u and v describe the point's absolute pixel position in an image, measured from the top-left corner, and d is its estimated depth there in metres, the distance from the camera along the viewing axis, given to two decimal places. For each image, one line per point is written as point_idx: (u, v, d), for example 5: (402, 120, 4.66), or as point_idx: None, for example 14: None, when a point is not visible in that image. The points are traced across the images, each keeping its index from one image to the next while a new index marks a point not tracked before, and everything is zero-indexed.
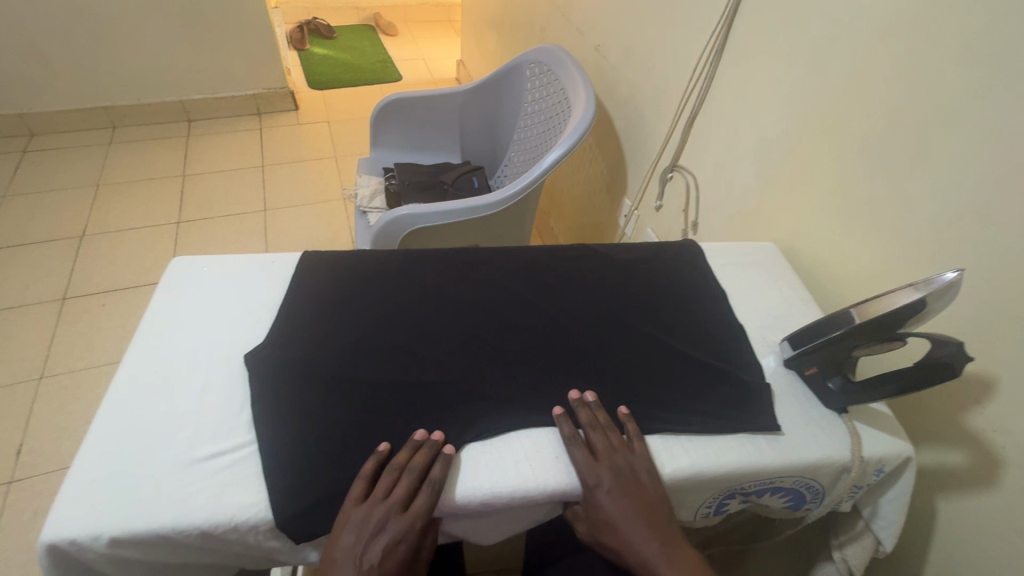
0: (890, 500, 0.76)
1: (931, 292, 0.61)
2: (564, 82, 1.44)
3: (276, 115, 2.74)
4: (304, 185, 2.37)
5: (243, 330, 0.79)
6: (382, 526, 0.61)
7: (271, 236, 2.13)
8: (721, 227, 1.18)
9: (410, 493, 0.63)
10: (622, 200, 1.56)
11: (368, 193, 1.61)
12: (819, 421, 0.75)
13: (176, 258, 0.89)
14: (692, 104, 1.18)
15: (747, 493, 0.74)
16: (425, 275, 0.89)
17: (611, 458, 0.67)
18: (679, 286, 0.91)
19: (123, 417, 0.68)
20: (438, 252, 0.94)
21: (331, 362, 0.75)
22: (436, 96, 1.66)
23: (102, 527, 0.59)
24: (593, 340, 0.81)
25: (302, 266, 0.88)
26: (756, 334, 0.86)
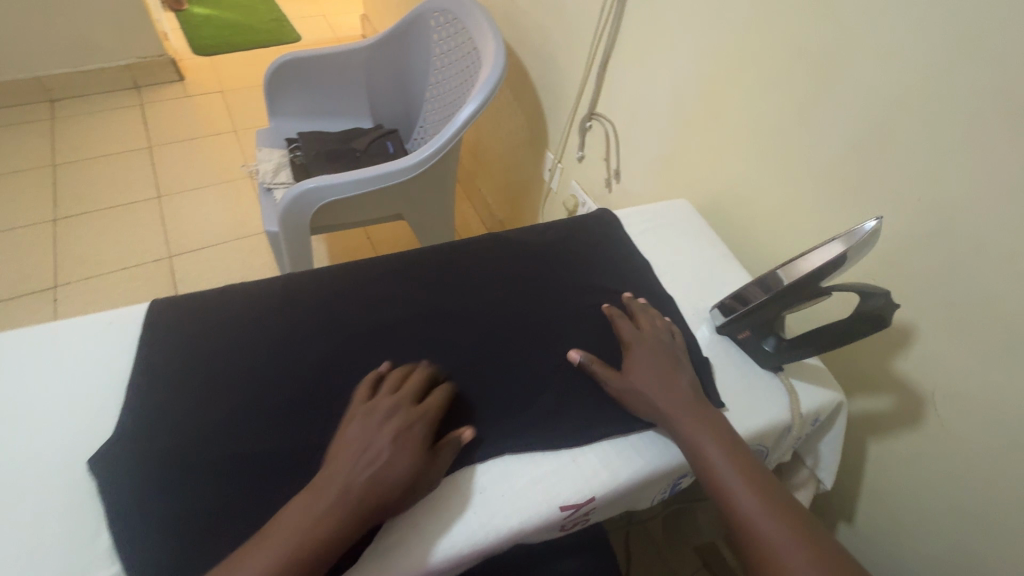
0: (828, 442, 0.75)
1: (852, 246, 0.57)
2: (472, 31, 1.35)
3: (158, 88, 2.43)
4: (202, 165, 2.14)
5: (85, 423, 0.59)
6: (394, 420, 0.58)
7: (171, 225, 1.92)
8: (642, 173, 1.16)
9: (437, 414, 0.61)
10: (545, 153, 1.51)
11: (272, 167, 1.45)
12: (759, 390, 0.70)
13: None
14: (604, 47, 1.14)
15: None
16: (314, 301, 0.73)
17: (638, 354, 0.69)
18: (603, 265, 0.83)
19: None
20: (317, 271, 0.78)
21: (203, 429, 0.60)
22: (335, 54, 1.51)
23: None
24: (526, 345, 0.72)
25: (151, 315, 0.69)
26: (686, 304, 0.80)
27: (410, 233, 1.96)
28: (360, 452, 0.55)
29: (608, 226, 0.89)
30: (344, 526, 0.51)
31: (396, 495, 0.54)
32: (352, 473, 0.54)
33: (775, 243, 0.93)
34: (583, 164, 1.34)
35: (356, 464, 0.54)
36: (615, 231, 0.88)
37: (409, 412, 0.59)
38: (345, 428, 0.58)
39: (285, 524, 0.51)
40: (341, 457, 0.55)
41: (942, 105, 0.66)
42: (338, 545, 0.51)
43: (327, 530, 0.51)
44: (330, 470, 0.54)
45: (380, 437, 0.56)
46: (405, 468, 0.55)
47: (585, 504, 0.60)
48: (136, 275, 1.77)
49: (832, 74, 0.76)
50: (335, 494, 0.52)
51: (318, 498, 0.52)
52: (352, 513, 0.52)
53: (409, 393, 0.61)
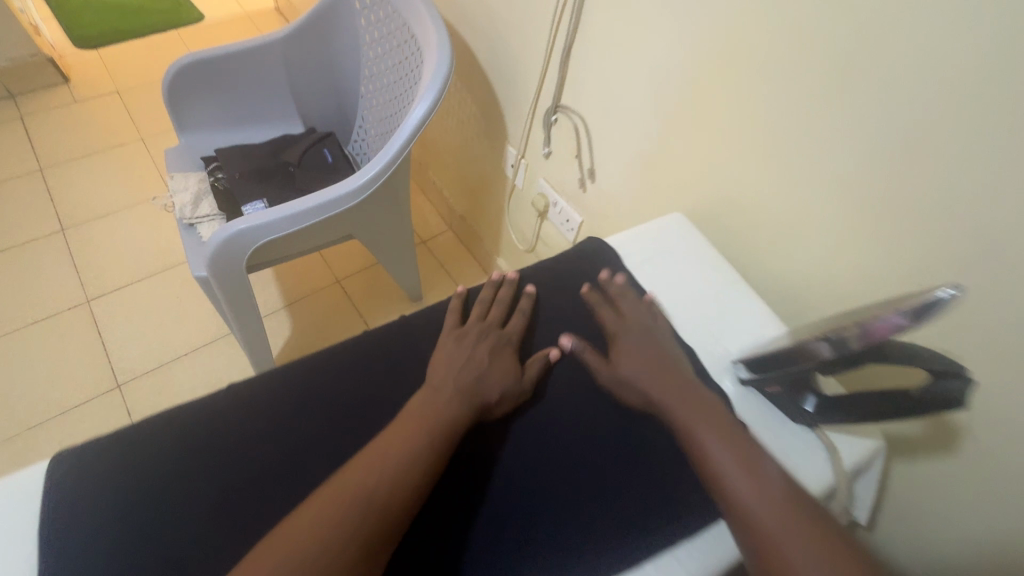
0: (863, 484, 0.68)
1: (915, 321, 0.46)
2: (407, 16, 1.15)
3: (38, 94, 2.07)
4: (110, 184, 1.86)
5: None
6: (487, 338, 0.74)
7: (84, 262, 1.67)
8: (620, 174, 1.03)
9: (520, 336, 0.75)
10: (505, 148, 1.36)
11: (190, 197, 1.23)
12: (800, 454, 0.62)
13: None
14: (564, 32, 0.98)
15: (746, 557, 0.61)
16: (286, 415, 0.68)
17: (628, 342, 0.72)
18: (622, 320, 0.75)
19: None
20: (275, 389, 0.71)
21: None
22: (246, 50, 1.28)
23: None
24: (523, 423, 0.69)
25: (71, 484, 0.60)
26: (704, 352, 0.71)
27: (363, 250, 1.78)
28: (461, 363, 0.71)
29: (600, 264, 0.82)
30: (453, 412, 0.65)
31: (498, 393, 0.68)
32: (456, 377, 0.69)
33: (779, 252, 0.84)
34: (551, 161, 1.19)
35: (461, 369, 0.70)
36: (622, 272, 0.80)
37: (490, 328, 0.75)
38: (444, 351, 0.73)
39: (401, 424, 0.64)
40: (448, 370, 0.70)
41: (989, 107, 0.55)
42: (447, 435, 0.63)
43: (441, 417, 0.64)
44: (438, 379, 0.69)
45: (477, 351, 0.72)
46: (504, 374, 0.70)
47: None
48: (49, 328, 1.53)
49: (846, 73, 0.65)
50: (447, 394, 0.67)
51: (435, 396, 0.67)
52: (458, 410, 0.66)
53: (494, 319, 0.77)
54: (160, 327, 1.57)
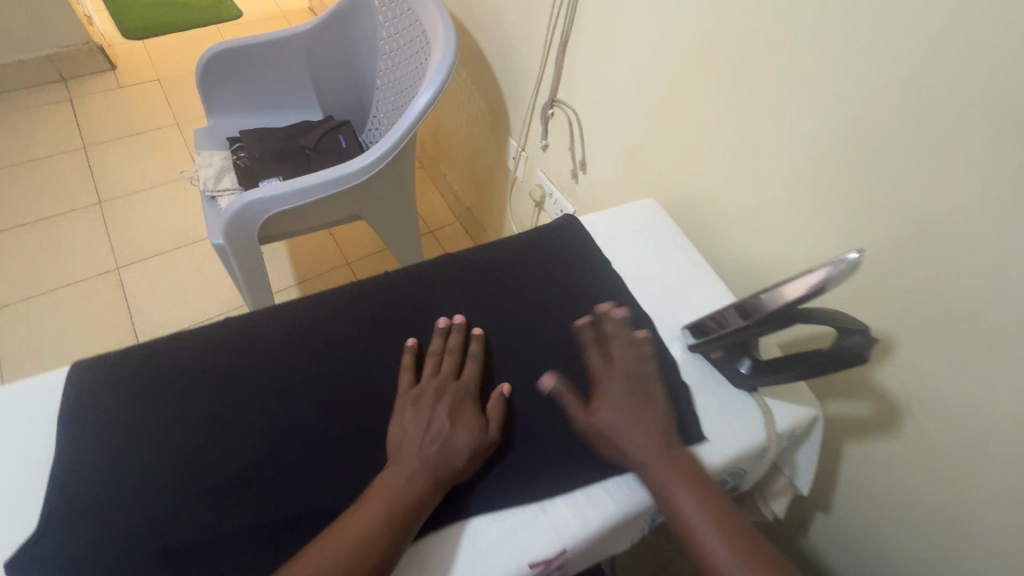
0: (804, 452, 0.73)
1: (828, 281, 0.52)
2: (420, 12, 1.23)
3: (87, 79, 2.23)
4: (144, 164, 1.99)
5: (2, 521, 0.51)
6: (441, 396, 0.62)
7: (116, 234, 1.80)
8: (609, 165, 1.10)
9: (477, 381, 0.65)
10: (508, 140, 1.43)
11: (214, 173, 1.34)
12: (733, 412, 0.66)
13: None
14: (561, 30, 1.05)
15: None
16: (259, 332, 0.66)
17: (613, 387, 0.64)
18: (583, 280, 0.77)
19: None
20: (171, 364, 0.62)
21: (149, 523, 0.52)
22: (276, 41, 1.39)
23: None
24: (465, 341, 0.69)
25: (66, 391, 0.58)
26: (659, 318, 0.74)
27: (371, 231, 1.89)
28: (420, 429, 0.59)
29: (576, 238, 0.82)
30: (428, 494, 0.55)
31: (468, 453, 0.58)
32: (420, 448, 0.57)
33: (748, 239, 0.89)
34: (548, 153, 1.26)
35: (421, 439, 0.58)
36: (580, 238, 0.82)
37: (453, 380, 0.64)
38: (400, 420, 0.60)
39: (372, 502, 0.54)
40: (407, 442, 0.58)
41: (921, 101, 0.61)
42: (416, 511, 0.54)
43: (409, 500, 0.54)
44: (398, 451, 0.58)
45: (435, 415, 0.60)
46: (472, 426, 0.60)
47: (555, 558, 0.56)
48: (79, 293, 1.65)
49: (802, 69, 0.70)
50: (411, 472, 0.56)
51: (399, 473, 0.56)
52: (428, 485, 0.55)
53: (452, 365, 0.65)
54: (180, 296, 1.68)
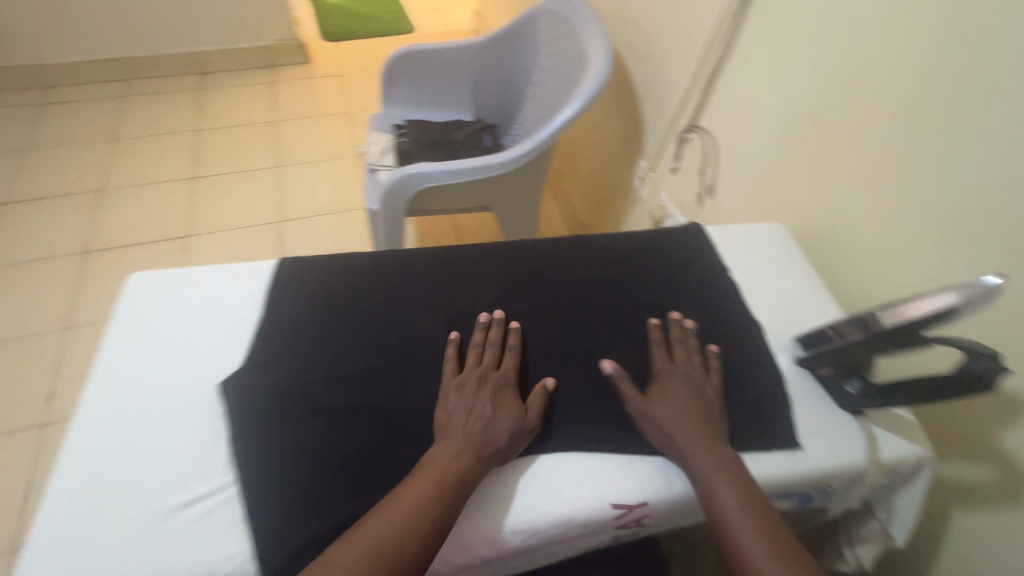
0: (904, 499, 0.70)
1: (962, 301, 0.54)
2: (582, 35, 1.36)
3: (287, 68, 2.69)
4: (316, 142, 2.35)
5: (216, 355, 0.67)
6: (483, 384, 0.65)
7: (284, 194, 2.13)
8: (738, 192, 1.14)
9: (516, 372, 0.68)
10: (637, 161, 1.50)
11: (379, 150, 1.57)
12: (832, 428, 0.68)
13: (136, 274, 0.75)
14: (715, 60, 1.12)
15: None
16: (415, 266, 0.79)
17: (669, 382, 0.67)
18: (697, 278, 0.81)
19: (42, 524, 0.55)
20: (340, 270, 0.77)
21: (314, 385, 0.65)
22: (450, 49, 1.61)
23: None
24: (572, 312, 0.76)
25: (277, 275, 0.75)
26: (770, 329, 0.77)
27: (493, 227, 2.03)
28: (464, 415, 0.62)
29: (696, 243, 0.86)
30: (474, 468, 0.59)
31: (508, 437, 0.61)
32: (465, 426, 0.61)
33: (876, 279, 0.88)
34: (676, 176, 1.32)
35: (466, 418, 0.62)
36: (701, 243, 0.86)
37: (494, 369, 0.67)
38: (446, 404, 0.64)
39: (425, 472, 0.58)
40: (451, 422, 0.62)
41: None
42: (463, 482, 0.57)
43: (458, 470, 0.58)
44: (444, 430, 0.62)
45: (478, 399, 0.64)
46: (511, 411, 0.64)
47: (636, 507, 0.62)
48: (249, 235, 1.99)
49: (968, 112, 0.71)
50: (458, 445, 0.60)
51: (446, 447, 0.59)
52: (473, 460, 0.59)
53: (496, 355, 0.69)
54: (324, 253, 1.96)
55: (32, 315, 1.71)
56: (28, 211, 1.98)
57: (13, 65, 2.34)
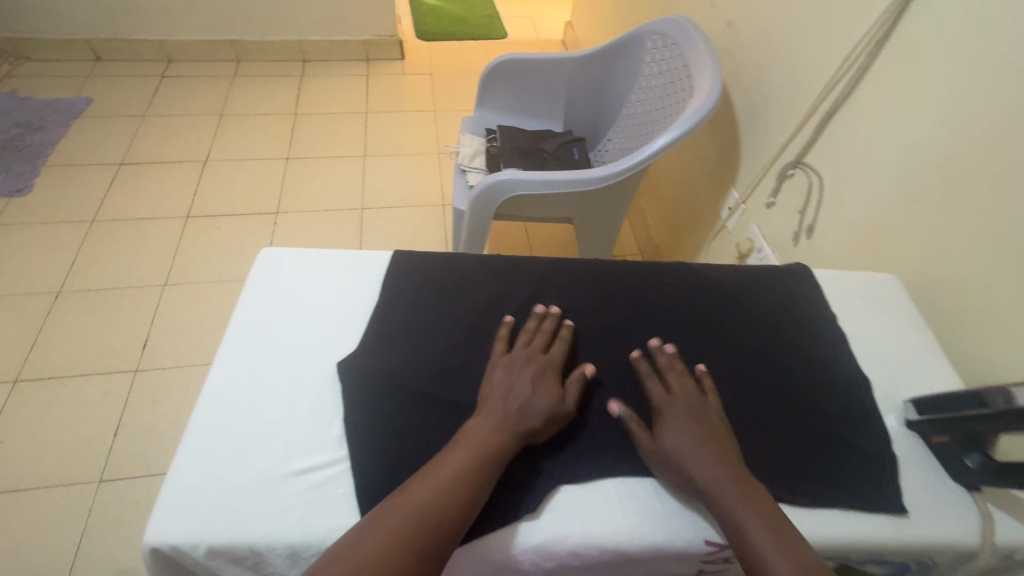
0: None
1: None
2: (690, 59, 1.35)
3: (383, 62, 2.80)
4: (402, 136, 2.43)
5: (334, 335, 0.72)
6: (528, 365, 0.69)
7: (368, 182, 2.23)
8: (842, 236, 1.10)
9: (564, 357, 0.71)
10: (728, 190, 1.47)
11: (470, 152, 1.61)
12: (942, 500, 0.65)
13: (266, 249, 0.81)
14: (833, 98, 1.08)
15: (851, 562, 0.65)
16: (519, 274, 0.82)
17: (673, 416, 0.66)
18: (802, 324, 0.80)
19: (180, 461, 0.60)
20: (452, 270, 0.81)
21: (420, 374, 0.68)
22: (550, 60, 1.62)
23: (200, 535, 0.55)
24: (665, 340, 0.77)
25: (393, 267, 0.80)
26: (878, 387, 0.75)
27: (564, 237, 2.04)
28: (506, 391, 0.66)
29: (803, 286, 0.85)
30: (508, 442, 0.62)
31: (543, 418, 0.64)
32: (504, 403, 0.65)
33: (996, 348, 0.83)
34: (771, 210, 1.29)
35: (506, 396, 0.65)
36: (808, 287, 0.85)
37: (539, 352, 0.70)
38: (492, 377, 0.67)
39: (462, 445, 0.61)
40: (494, 396, 0.66)
41: None
42: (495, 455, 0.60)
43: (490, 444, 0.61)
44: (487, 404, 0.65)
45: (521, 378, 0.67)
46: (550, 392, 0.67)
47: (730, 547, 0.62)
48: (332, 218, 2.09)
49: None
50: (496, 421, 0.63)
51: (484, 422, 0.63)
52: (508, 436, 0.62)
53: (543, 341, 0.72)
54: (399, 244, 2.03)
55: (135, 268, 1.86)
56: (141, 173, 2.16)
57: (145, 39, 2.56)
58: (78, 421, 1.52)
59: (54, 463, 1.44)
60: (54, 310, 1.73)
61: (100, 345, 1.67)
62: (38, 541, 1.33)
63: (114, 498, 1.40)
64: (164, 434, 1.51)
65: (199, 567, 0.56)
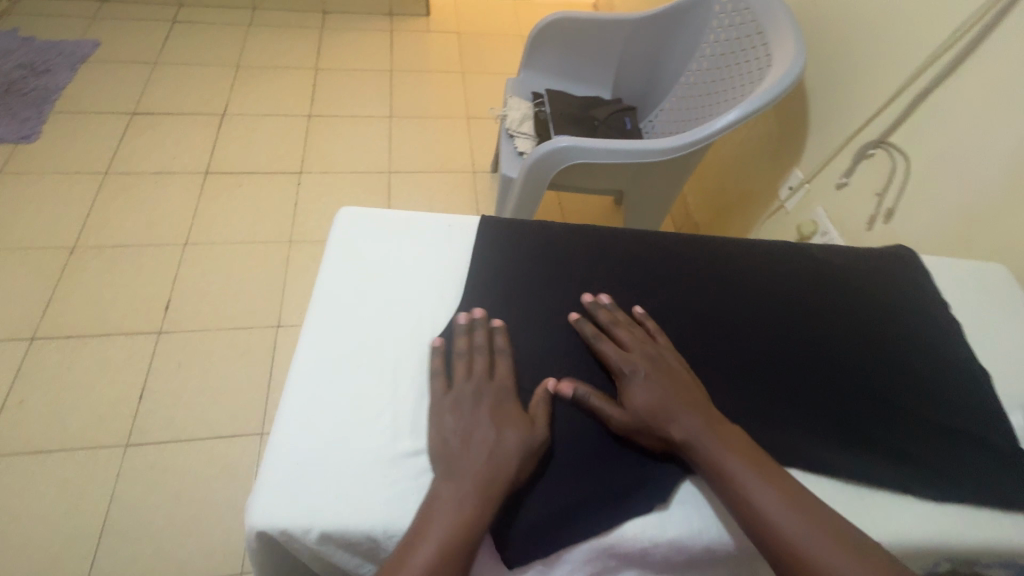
0: None
1: None
2: (768, 27, 1.27)
3: (406, 18, 2.65)
4: (429, 98, 2.32)
5: (431, 308, 0.69)
6: (479, 401, 0.59)
7: (395, 145, 2.13)
8: (928, 222, 1.05)
9: (513, 381, 0.62)
10: (790, 169, 1.41)
11: (518, 116, 1.53)
12: None
13: (344, 211, 0.76)
14: (931, 74, 1.02)
15: (976, 565, 0.62)
16: (604, 245, 0.77)
17: (638, 370, 0.63)
18: (910, 308, 0.75)
19: (275, 449, 0.56)
20: (530, 234, 0.77)
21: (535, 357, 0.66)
22: (605, 21, 1.52)
23: (314, 519, 0.51)
24: (781, 318, 0.72)
25: (482, 233, 0.76)
26: (1000, 381, 0.70)
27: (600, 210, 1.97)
28: (462, 440, 0.56)
29: (909, 269, 0.79)
30: (483, 508, 0.52)
31: (518, 457, 0.56)
32: (468, 459, 0.55)
33: None
34: (842, 192, 1.23)
35: (463, 448, 0.56)
36: (913, 270, 0.79)
37: (483, 379, 0.61)
38: (438, 424, 0.57)
39: (430, 528, 0.50)
40: (451, 450, 0.56)
41: None
42: (474, 529, 0.51)
43: (466, 518, 0.51)
44: (443, 459, 0.55)
45: (477, 422, 0.58)
46: (513, 425, 0.58)
47: None
48: (358, 181, 2.00)
49: None
50: (459, 478, 0.54)
51: (448, 487, 0.53)
52: (479, 493, 0.53)
53: (481, 363, 0.62)
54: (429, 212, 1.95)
55: (154, 226, 1.77)
56: (155, 125, 2.04)
57: None
58: (102, 383, 1.46)
59: (78, 426, 1.39)
60: (69, 267, 1.65)
61: (120, 305, 1.59)
62: (69, 504, 1.29)
63: (142, 463, 1.35)
64: (192, 400, 1.46)
65: (307, 553, 0.53)
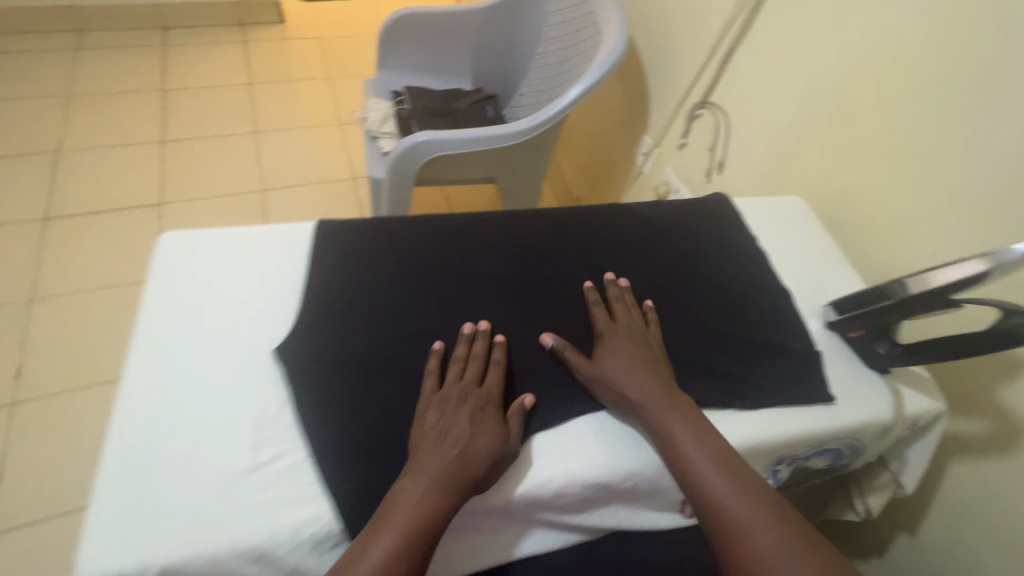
0: (917, 449, 0.76)
1: (999, 264, 0.59)
2: (595, 6, 1.36)
3: (259, 27, 2.52)
4: (295, 108, 2.23)
5: (266, 320, 0.67)
6: (462, 404, 0.62)
7: (265, 161, 2.03)
8: (752, 168, 1.18)
9: (501, 388, 0.65)
10: (640, 137, 1.51)
11: (379, 117, 1.52)
12: (861, 388, 0.72)
13: (165, 238, 0.73)
14: (732, 36, 1.14)
15: (796, 457, 0.71)
16: (446, 231, 0.80)
17: (614, 343, 0.69)
18: (724, 246, 0.85)
19: (101, 495, 0.53)
20: (369, 232, 0.78)
21: (377, 344, 0.67)
22: (451, 14, 1.54)
23: (151, 555, 0.50)
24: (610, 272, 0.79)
25: (318, 238, 0.76)
26: (799, 297, 0.81)
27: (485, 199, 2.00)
28: (441, 437, 0.59)
29: (723, 213, 0.89)
30: (444, 503, 0.55)
31: (486, 464, 0.58)
32: (439, 453, 0.57)
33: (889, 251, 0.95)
34: (684, 152, 1.35)
35: (439, 445, 0.58)
36: (727, 214, 0.89)
37: (470, 386, 0.63)
38: (421, 419, 0.61)
39: (386, 517, 0.53)
40: (425, 442, 0.59)
41: None
42: (429, 521, 0.53)
43: (427, 510, 0.54)
44: (419, 453, 0.58)
45: (457, 418, 0.60)
46: (488, 432, 0.60)
47: None
48: (230, 204, 1.89)
49: (998, 87, 0.76)
50: (425, 474, 0.56)
51: (413, 480, 0.56)
52: (444, 487, 0.55)
53: (472, 366, 0.65)
54: None
55: None
56: None
57: None
58: None
59: None
60: None
61: None
62: None
63: (13, 550, 1.21)
64: (66, 468, 1.32)
65: None
